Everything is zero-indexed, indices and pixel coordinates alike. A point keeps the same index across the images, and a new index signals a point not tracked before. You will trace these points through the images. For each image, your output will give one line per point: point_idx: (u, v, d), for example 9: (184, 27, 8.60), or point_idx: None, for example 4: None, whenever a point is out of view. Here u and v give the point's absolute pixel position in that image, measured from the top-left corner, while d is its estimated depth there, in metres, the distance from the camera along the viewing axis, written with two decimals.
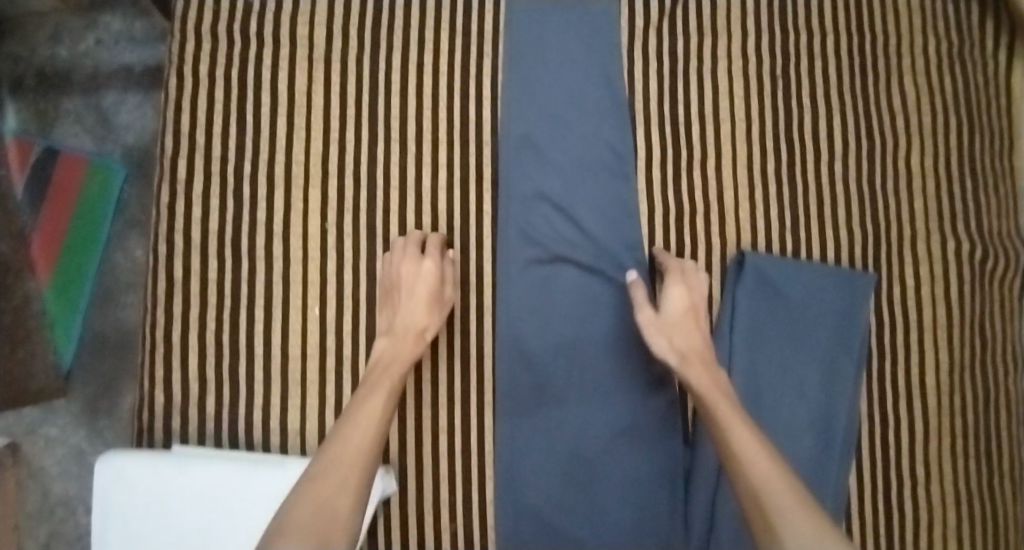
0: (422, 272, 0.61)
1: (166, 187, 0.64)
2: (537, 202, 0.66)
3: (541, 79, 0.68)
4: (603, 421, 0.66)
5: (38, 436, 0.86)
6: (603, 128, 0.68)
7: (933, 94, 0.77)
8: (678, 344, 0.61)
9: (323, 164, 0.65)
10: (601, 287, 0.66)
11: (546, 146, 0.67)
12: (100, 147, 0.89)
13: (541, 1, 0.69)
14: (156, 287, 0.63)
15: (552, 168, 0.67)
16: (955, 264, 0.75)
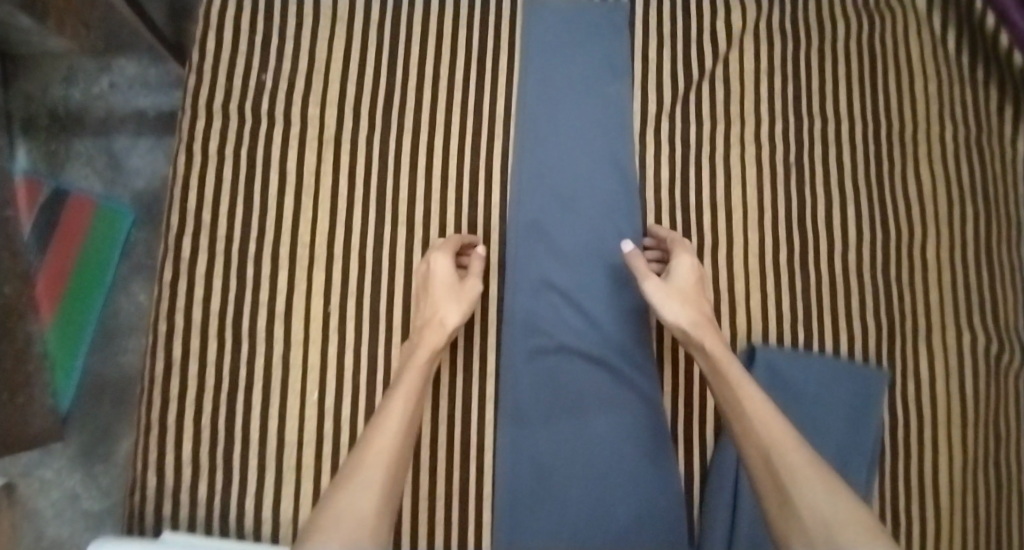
0: (434, 266, 0.61)
1: (169, 264, 0.63)
2: (543, 290, 0.66)
3: (552, 167, 0.68)
4: (605, 519, 0.63)
5: (34, 478, 0.91)
6: (613, 217, 0.68)
7: (951, 184, 0.76)
8: (688, 311, 0.61)
9: (329, 246, 0.64)
10: (606, 379, 0.65)
11: (555, 233, 0.67)
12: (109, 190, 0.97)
13: (554, 88, 0.70)
14: (155, 366, 0.62)
15: (560, 257, 0.67)
16: (972, 360, 0.73)
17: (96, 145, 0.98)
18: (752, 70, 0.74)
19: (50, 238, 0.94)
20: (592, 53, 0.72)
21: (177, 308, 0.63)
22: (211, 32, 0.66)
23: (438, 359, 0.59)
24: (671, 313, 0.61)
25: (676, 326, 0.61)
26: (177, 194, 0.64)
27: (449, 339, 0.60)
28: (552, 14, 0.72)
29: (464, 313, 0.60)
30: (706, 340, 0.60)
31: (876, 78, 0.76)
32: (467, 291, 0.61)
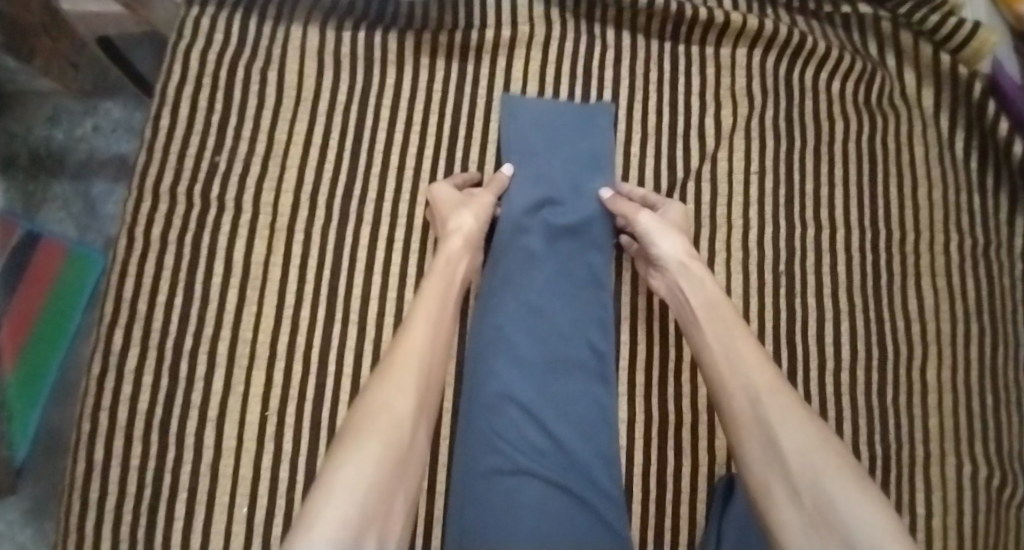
0: (440, 190, 0.64)
1: (97, 357, 0.59)
2: (503, 403, 0.59)
3: (523, 278, 0.64)
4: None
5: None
6: (583, 324, 0.64)
7: (956, 299, 0.70)
8: (682, 242, 0.61)
9: (273, 343, 0.61)
10: (571, 504, 0.56)
11: (520, 341, 0.62)
12: (83, 236, 1.02)
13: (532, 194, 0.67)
14: (73, 466, 0.57)
15: (525, 367, 0.61)
16: (975, 496, 0.67)
17: (73, 189, 1.03)
18: (741, 171, 0.71)
19: (18, 282, 0.97)
20: (569, 159, 0.69)
21: (103, 402, 0.58)
22: (168, 112, 0.65)
23: (454, 264, 0.59)
24: (665, 245, 0.61)
25: (670, 257, 0.61)
26: (114, 281, 0.60)
27: (466, 243, 0.61)
28: (530, 115, 0.69)
29: (476, 216, 0.62)
30: (696, 274, 0.59)
31: (878, 182, 0.72)
32: (481, 200, 0.64)
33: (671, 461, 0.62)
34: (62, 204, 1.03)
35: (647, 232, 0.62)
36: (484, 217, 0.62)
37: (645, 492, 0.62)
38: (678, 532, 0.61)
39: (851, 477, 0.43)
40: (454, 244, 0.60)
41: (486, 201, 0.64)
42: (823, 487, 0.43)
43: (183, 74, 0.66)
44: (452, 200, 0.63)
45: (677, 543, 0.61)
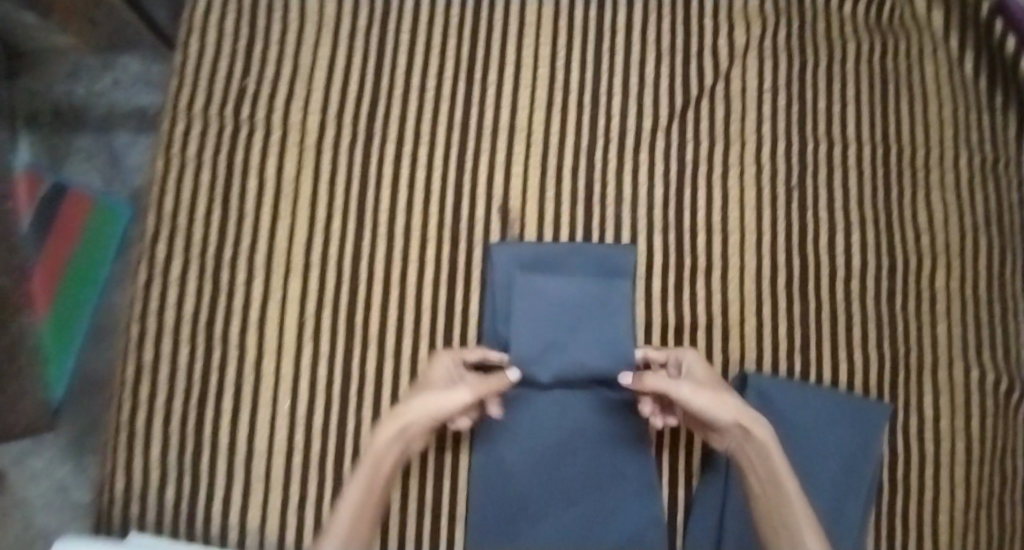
0: (436, 365, 0.60)
1: (144, 267, 0.63)
2: (529, 319, 0.62)
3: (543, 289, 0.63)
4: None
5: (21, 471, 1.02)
6: (600, 253, 0.65)
7: (962, 211, 0.72)
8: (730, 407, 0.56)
9: (306, 255, 0.65)
10: (585, 403, 0.64)
11: (543, 287, 0.63)
12: (107, 188, 1.08)
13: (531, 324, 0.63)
14: (125, 369, 0.62)
15: (547, 305, 0.63)
16: (980, 401, 0.69)
17: (95, 142, 1.09)
18: (751, 90, 0.72)
19: (49, 232, 1.04)
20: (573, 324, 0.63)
21: (149, 310, 0.63)
22: (197, 40, 0.69)
23: (381, 457, 0.54)
24: (714, 414, 0.56)
25: (731, 425, 0.55)
26: (156, 197, 0.65)
27: (400, 437, 0.55)
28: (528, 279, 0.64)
29: (425, 409, 0.56)
30: (754, 443, 0.55)
31: (884, 102, 0.74)
32: (454, 392, 0.57)
33: None
34: (86, 156, 1.09)
35: (692, 398, 0.56)
36: (437, 412, 0.56)
37: None
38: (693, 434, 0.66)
39: None
40: (387, 426, 0.55)
41: (447, 410, 0.56)
42: None
43: (212, 6, 0.70)
44: (433, 379, 0.59)
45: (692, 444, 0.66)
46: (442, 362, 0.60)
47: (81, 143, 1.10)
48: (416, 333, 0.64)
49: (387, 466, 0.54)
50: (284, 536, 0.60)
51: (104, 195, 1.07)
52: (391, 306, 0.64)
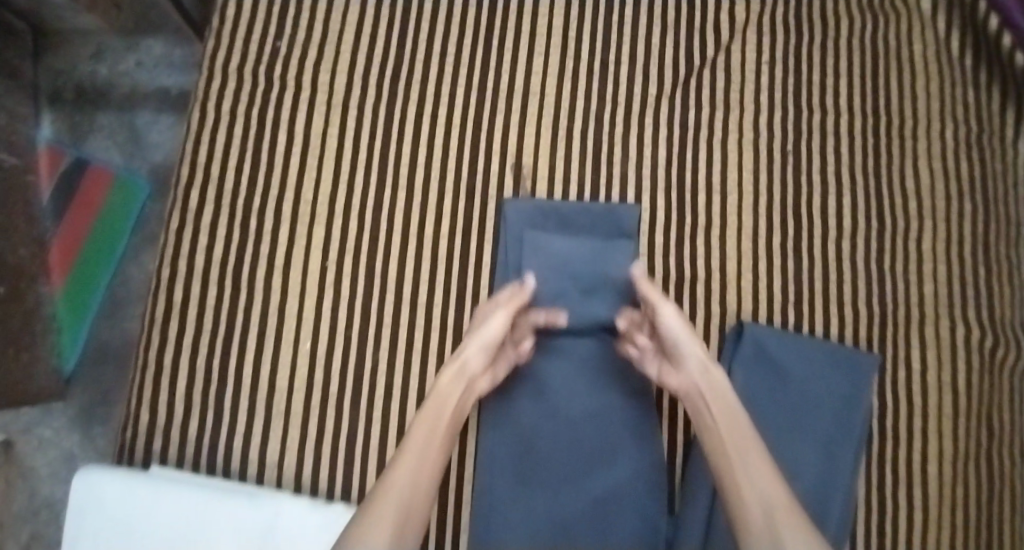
0: (478, 312, 0.63)
1: (177, 213, 0.68)
2: (535, 277, 0.66)
3: (550, 246, 0.67)
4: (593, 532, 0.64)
5: (32, 437, 1.06)
6: (604, 216, 0.69)
7: (949, 179, 0.76)
8: (695, 350, 0.59)
9: (331, 204, 0.69)
10: (588, 354, 0.68)
11: (552, 247, 0.67)
12: (128, 163, 1.12)
13: (537, 278, 0.66)
14: (155, 307, 0.66)
15: (554, 266, 0.67)
16: (967, 357, 0.72)
17: (118, 120, 1.13)
18: (750, 63, 0.77)
19: (68, 206, 1.08)
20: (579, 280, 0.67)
21: (180, 254, 0.67)
22: (232, 8, 0.74)
23: (447, 394, 0.57)
24: (686, 348, 0.60)
25: (693, 361, 0.59)
26: (190, 150, 0.69)
27: (460, 373, 0.59)
28: (534, 230, 0.68)
29: (475, 342, 0.60)
30: (719, 384, 0.58)
31: (876, 76, 0.78)
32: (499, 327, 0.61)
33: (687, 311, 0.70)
34: (109, 134, 1.13)
35: (668, 329, 0.60)
36: (487, 349, 0.60)
37: None
38: None
39: (805, 538, 0.46)
40: (445, 373, 0.58)
41: (487, 336, 0.60)
42: (779, 539, 0.46)
43: None
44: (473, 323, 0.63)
45: None
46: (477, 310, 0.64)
47: (104, 122, 1.14)
48: (431, 280, 0.67)
49: (444, 418, 0.56)
50: (302, 467, 0.64)
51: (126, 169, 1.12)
52: (409, 254, 0.68)
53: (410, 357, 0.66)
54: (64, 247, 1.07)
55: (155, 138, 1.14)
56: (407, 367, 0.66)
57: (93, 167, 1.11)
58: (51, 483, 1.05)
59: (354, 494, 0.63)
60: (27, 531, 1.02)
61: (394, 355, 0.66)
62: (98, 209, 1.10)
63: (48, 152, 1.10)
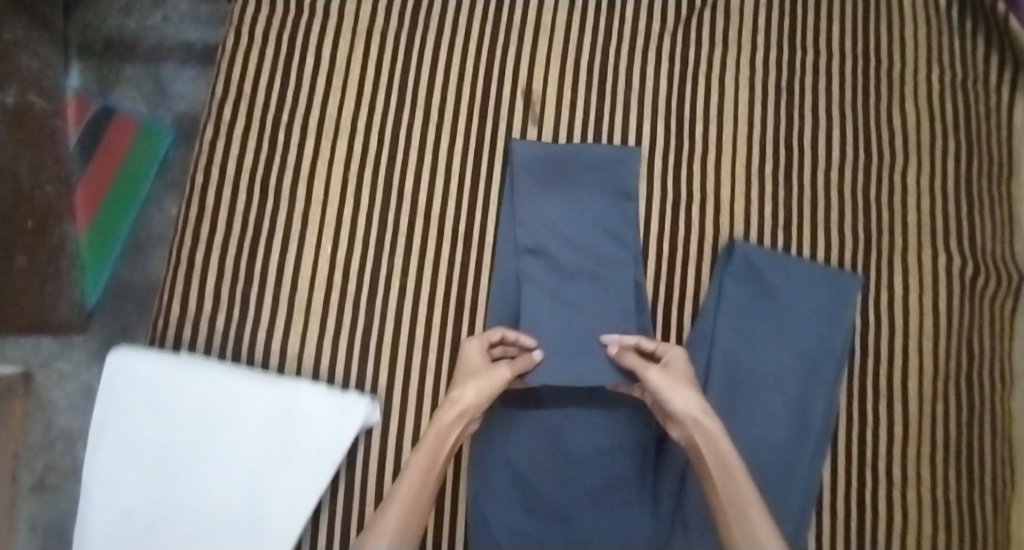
0: (465, 352, 0.66)
1: (212, 125, 0.73)
2: (535, 228, 0.71)
3: (549, 198, 0.72)
4: (588, 477, 0.70)
5: (53, 370, 1.06)
6: (604, 163, 0.73)
7: (933, 119, 0.80)
8: (687, 401, 0.62)
9: (353, 122, 0.74)
10: (591, 273, 0.71)
11: (549, 203, 0.72)
12: (152, 112, 1.15)
13: (536, 232, 0.71)
14: (188, 209, 0.71)
15: (552, 221, 0.72)
16: (946, 283, 0.76)
17: (144, 72, 1.16)
18: (749, 5, 0.81)
19: (93, 154, 1.11)
20: (574, 237, 0.72)
21: (213, 163, 0.72)
22: None
23: (441, 450, 0.61)
24: (678, 402, 0.62)
25: (682, 412, 0.61)
26: (225, 68, 0.75)
27: (456, 423, 0.62)
28: (536, 174, 0.72)
29: (477, 391, 0.63)
30: (711, 433, 0.60)
31: (867, 22, 0.82)
32: (494, 375, 0.64)
33: (683, 229, 0.74)
34: (134, 84, 1.16)
35: (661, 387, 0.63)
36: (486, 394, 0.63)
37: (658, 253, 0.74)
38: (686, 296, 0.73)
39: None
40: (446, 415, 0.62)
41: (483, 393, 0.63)
42: None
43: None
44: (469, 368, 0.65)
45: (684, 303, 0.73)
46: (470, 354, 0.65)
47: (131, 73, 1.16)
48: (444, 193, 0.73)
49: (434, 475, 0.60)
50: (321, 359, 0.69)
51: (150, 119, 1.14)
52: (425, 169, 0.73)
53: (424, 262, 0.71)
54: (90, 189, 1.09)
55: (180, 89, 1.17)
56: (421, 271, 0.71)
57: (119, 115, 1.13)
58: (69, 417, 1.05)
59: (369, 384, 0.68)
60: (42, 462, 1.04)
61: (408, 259, 0.71)
62: (122, 154, 1.12)
63: (77, 101, 1.13)
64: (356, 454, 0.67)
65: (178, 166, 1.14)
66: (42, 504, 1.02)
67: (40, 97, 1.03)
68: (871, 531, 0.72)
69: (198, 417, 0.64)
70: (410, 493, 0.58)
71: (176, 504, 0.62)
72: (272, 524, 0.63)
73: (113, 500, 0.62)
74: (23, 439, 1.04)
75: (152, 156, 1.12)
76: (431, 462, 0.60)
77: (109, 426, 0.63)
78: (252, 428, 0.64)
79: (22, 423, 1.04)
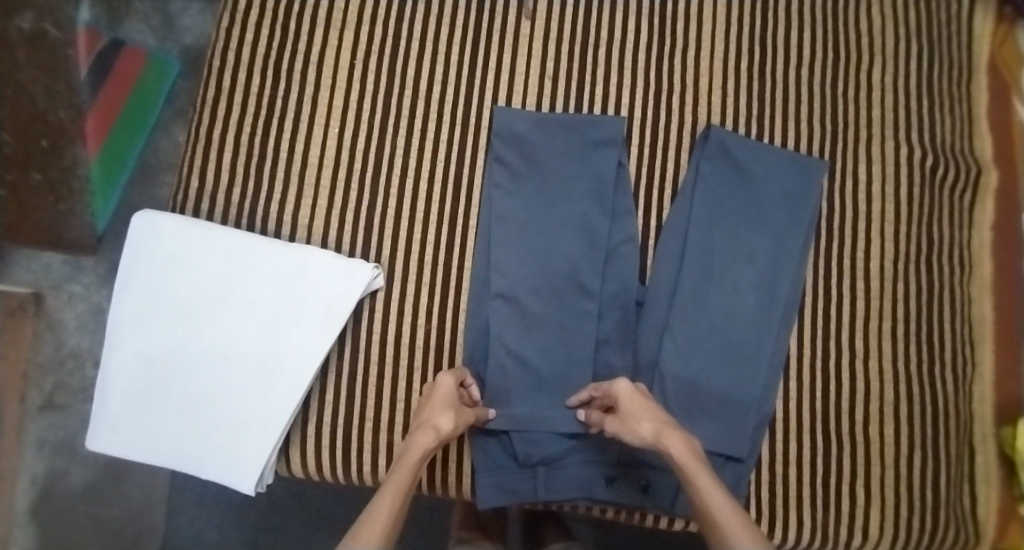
0: (440, 386, 0.67)
1: (228, 13, 0.78)
2: (512, 213, 0.75)
3: (531, 177, 0.76)
4: (568, 376, 0.73)
5: (63, 292, 1.05)
6: (587, 132, 0.76)
7: (897, 22, 0.85)
8: (639, 430, 0.62)
9: (358, 14, 0.79)
10: (577, 163, 0.76)
11: (528, 174, 0.76)
12: (161, 43, 1.13)
13: (516, 213, 0.75)
14: (206, 91, 0.76)
15: (529, 206, 0.75)
16: (909, 172, 0.81)
17: (152, 5, 1.13)
18: None
19: (105, 79, 1.08)
20: (552, 218, 0.75)
21: (228, 50, 0.78)
22: None
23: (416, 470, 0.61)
24: (631, 435, 0.63)
25: (644, 441, 0.62)
26: None
27: (433, 448, 0.63)
28: (520, 129, 0.76)
29: (457, 420, 0.64)
30: (672, 449, 0.60)
31: None
32: (465, 413, 0.67)
33: (665, 117, 0.80)
34: (142, 18, 1.13)
35: (615, 431, 0.64)
36: (461, 426, 0.65)
37: (642, 137, 0.79)
38: (666, 179, 0.79)
39: None
40: (425, 438, 0.62)
41: (457, 429, 0.65)
42: None
43: None
44: (445, 399, 0.66)
45: (664, 185, 0.79)
46: (446, 387, 0.67)
47: (140, 7, 1.13)
48: (443, 81, 0.78)
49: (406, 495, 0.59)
50: (328, 230, 0.75)
51: (158, 49, 1.12)
52: (425, 59, 0.79)
53: (425, 144, 0.77)
54: (102, 113, 1.06)
55: (186, 22, 1.15)
56: (421, 153, 0.77)
57: (127, 48, 1.10)
58: (78, 338, 1.04)
59: (373, 253, 0.74)
60: (52, 381, 1.02)
61: (410, 141, 0.77)
62: (132, 84, 1.10)
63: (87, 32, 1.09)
64: (361, 314, 0.73)
65: (186, 96, 1.13)
66: (54, 421, 1.00)
67: (57, 25, 0.90)
68: (834, 395, 0.77)
69: (215, 277, 0.70)
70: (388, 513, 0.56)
71: (201, 351, 0.68)
72: (284, 371, 0.68)
73: (140, 346, 0.69)
74: (33, 360, 1.02)
75: (160, 87, 1.11)
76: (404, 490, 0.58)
77: (135, 280, 0.69)
78: (261, 287, 0.70)
79: (32, 343, 1.02)
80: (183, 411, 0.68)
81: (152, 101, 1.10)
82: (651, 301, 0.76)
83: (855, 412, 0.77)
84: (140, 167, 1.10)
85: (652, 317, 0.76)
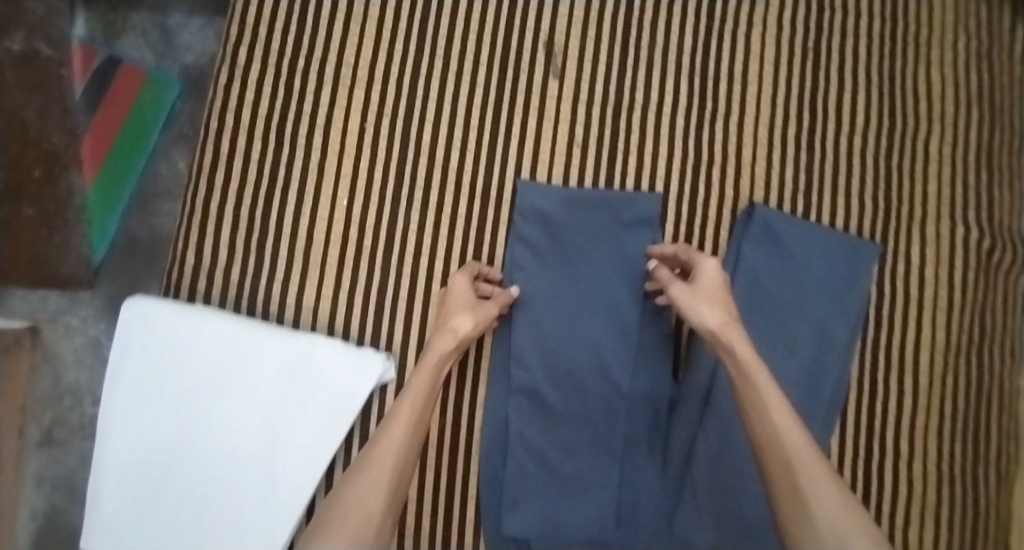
0: (455, 285, 0.65)
1: (225, 70, 0.72)
2: (535, 299, 0.69)
3: (557, 258, 0.70)
4: (590, 478, 0.68)
5: (59, 323, 0.90)
6: (620, 210, 0.70)
7: (957, 87, 0.78)
8: (705, 311, 0.60)
9: (370, 70, 0.73)
10: (607, 245, 0.70)
11: (553, 255, 0.70)
12: (160, 62, 0.94)
13: (539, 299, 0.69)
14: (203, 157, 0.70)
15: (553, 290, 0.70)
16: (965, 255, 0.75)
17: (150, 20, 0.94)
18: None
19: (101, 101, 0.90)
20: (579, 304, 0.69)
21: (227, 111, 0.71)
22: None
23: (440, 368, 0.61)
24: (695, 317, 0.60)
25: (703, 328, 0.59)
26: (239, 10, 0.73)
27: (457, 346, 0.63)
28: (546, 205, 0.70)
29: (476, 321, 0.64)
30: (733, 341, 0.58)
31: None
32: (485, 309, 0.66)
33: (703, 192, 0.74)
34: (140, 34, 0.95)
35: (675, 301, 0.62)
36: (480, 327, 0.64)
37: (677, 216, 0.73)
38: None
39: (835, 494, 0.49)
40: (442, 340, 0.61)
41: (478, 328, 0.64)
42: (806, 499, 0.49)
43: None
44: (460, 301, 0.65)
45: None
46: (462, 284, 0.65)
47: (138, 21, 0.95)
48: (462, 148, 0.72)
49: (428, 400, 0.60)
50: (336, 313, 0.69)
51: (158, 68, 0.94)
52: (443, 123, 0.72)
53: (442, 220, 0.71)
54: (100, 134, 0.88)
55: (187, 40, 0.95)
56: (438, 230, 0.71)
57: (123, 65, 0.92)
58: (78, 372, 0.90)
59: (384, 341, 0.69)
60: (51, 417, 0.89)
61: (425, 215, 0.71)
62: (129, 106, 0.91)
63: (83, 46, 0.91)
64: (371, 409, 0.68)
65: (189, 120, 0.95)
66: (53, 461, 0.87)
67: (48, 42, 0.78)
68: (874, 498, 0.72)
69: (214, 366, 0.65)
70: (402, 429, 0.57)
71: (196, 443, 0.64)
72: (286, 474, 0.63)
73: (132, 441, 0.64)
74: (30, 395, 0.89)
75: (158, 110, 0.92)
76: (422, 399, 0.59)
77: (127, 368, 0.64)
78: (263, 379, 0.65)
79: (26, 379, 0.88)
80: (177, 511, 0.63)
81: (150, 125, 0.92)
82: (687, 396, 0.69)
83: (896, 515, 0.72)
84: (137, 196, 0.92)
85: (686, 410, 0.68)
